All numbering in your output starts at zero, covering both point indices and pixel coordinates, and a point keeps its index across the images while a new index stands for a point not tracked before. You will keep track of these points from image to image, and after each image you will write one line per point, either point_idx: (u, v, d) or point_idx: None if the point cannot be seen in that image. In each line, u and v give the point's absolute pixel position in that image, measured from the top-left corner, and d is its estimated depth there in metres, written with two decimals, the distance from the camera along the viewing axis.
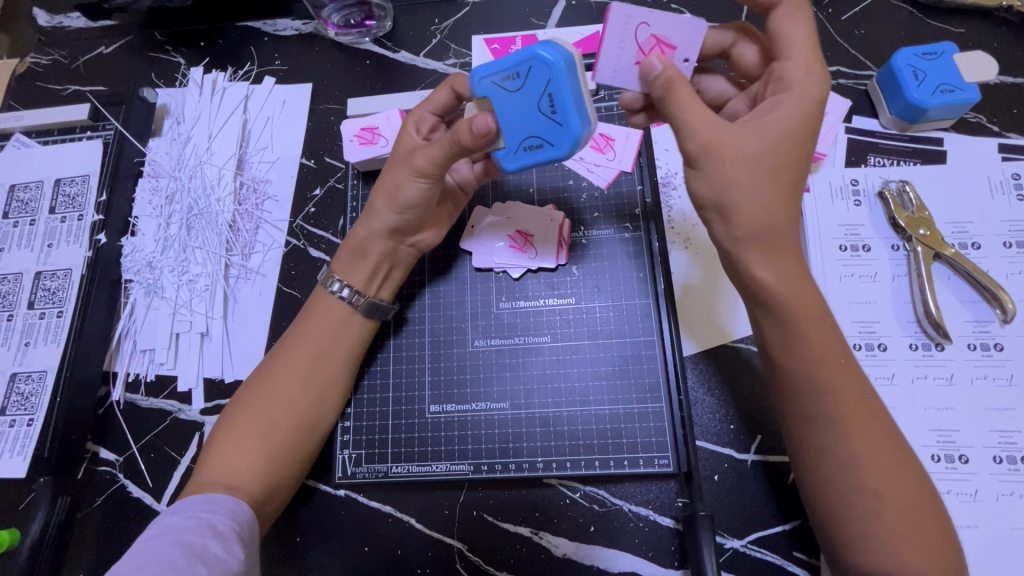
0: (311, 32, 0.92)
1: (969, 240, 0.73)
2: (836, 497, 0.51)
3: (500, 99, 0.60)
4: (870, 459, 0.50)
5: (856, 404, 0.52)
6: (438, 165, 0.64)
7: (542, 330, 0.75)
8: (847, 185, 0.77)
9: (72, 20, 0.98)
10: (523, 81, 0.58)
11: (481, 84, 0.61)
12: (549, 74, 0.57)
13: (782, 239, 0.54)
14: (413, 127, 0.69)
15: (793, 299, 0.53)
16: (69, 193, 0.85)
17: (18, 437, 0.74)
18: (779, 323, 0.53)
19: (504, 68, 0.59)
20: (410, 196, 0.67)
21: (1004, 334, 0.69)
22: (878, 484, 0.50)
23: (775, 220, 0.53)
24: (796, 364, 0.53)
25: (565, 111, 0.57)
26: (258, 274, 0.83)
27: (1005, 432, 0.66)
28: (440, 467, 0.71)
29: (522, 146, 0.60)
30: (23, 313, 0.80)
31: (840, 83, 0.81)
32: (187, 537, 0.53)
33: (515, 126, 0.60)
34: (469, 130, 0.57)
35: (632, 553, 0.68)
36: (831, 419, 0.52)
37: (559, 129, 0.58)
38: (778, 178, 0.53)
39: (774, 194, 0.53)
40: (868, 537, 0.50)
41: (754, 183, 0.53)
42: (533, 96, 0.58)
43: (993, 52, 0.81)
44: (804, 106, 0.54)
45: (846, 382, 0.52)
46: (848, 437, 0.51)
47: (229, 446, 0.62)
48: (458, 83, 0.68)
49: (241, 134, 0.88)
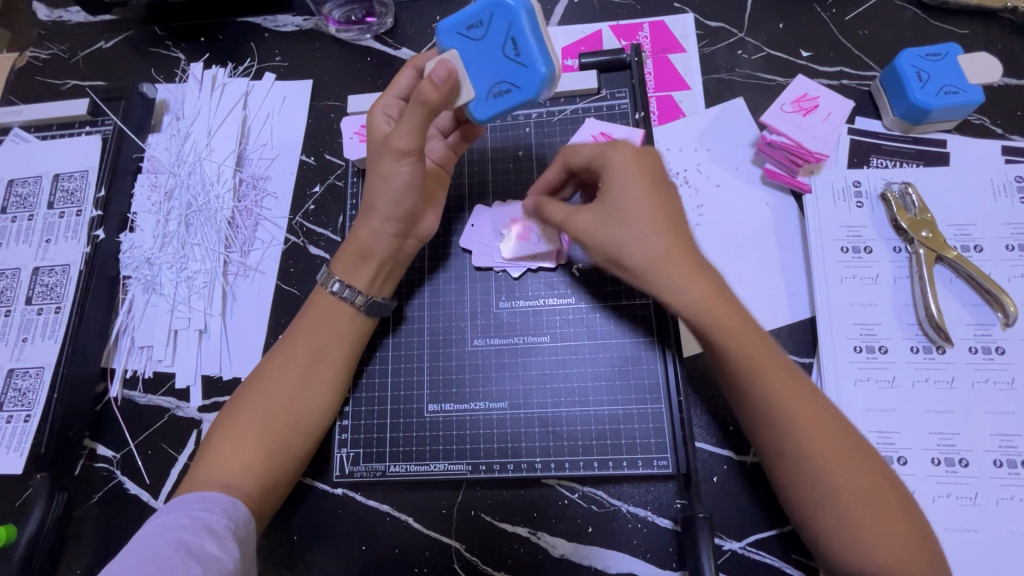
0: (312, 28, 0.92)
1: (971, 243, 0.73)
2: (807, 498, 0.52)
3: (465, 50, 0.60)
4: (827, 457, 0.51)
5: (804, 400, 0.53)
6: (418, 140, 0.63)
7: (542, 330, 0.75)
8: (850, 187, 0.76)
9: (72, 15, 0.98)
10: (486, 29, 0.59)
11: (445, 36, 0.61)
12: (510, 18, 0.58)
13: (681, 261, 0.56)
14: (381, 115, 0.69)
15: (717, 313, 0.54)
16: (68, 188, 0.85)
17: (15, 433, 0.74)
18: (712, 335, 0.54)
19: (466, 18, 0.59)
20: (402, 180, 0.66)
21: (1005, 338, 0.69)
22: (838, 482, 0.51)
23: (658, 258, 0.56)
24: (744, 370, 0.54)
25: (530, 53, 0.58)
26: (257, 271, 0.82)
27: (1005, 435, 0.66)
28: (438, 467, 0.71)
29: (491, 93, 0.60)
30: (21, 309, 0.80)
31: (843, 83, 0.81)
32: (183, 537, 0.52)
33: (482, 74, 0.60)
34: (431, 84, 0.57)
35: (630, 554, 0.67)
36: (783, 420, 0.52)
37: (526, 70, 0.59)
38: (641, 221, 0.57)
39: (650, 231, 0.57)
40: (838, 537, 0.50)
41: (629, 234, 0.57)
42: (497, 41, 0.59)
43: (997, 53, 0.80)
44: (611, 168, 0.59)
45: (788, 382, 0.53)
46: (801, 437, 0.52)
47: (225, 444, 0.62)
48: (421, 61, 0.69)
49: (240, 130, 0.88)
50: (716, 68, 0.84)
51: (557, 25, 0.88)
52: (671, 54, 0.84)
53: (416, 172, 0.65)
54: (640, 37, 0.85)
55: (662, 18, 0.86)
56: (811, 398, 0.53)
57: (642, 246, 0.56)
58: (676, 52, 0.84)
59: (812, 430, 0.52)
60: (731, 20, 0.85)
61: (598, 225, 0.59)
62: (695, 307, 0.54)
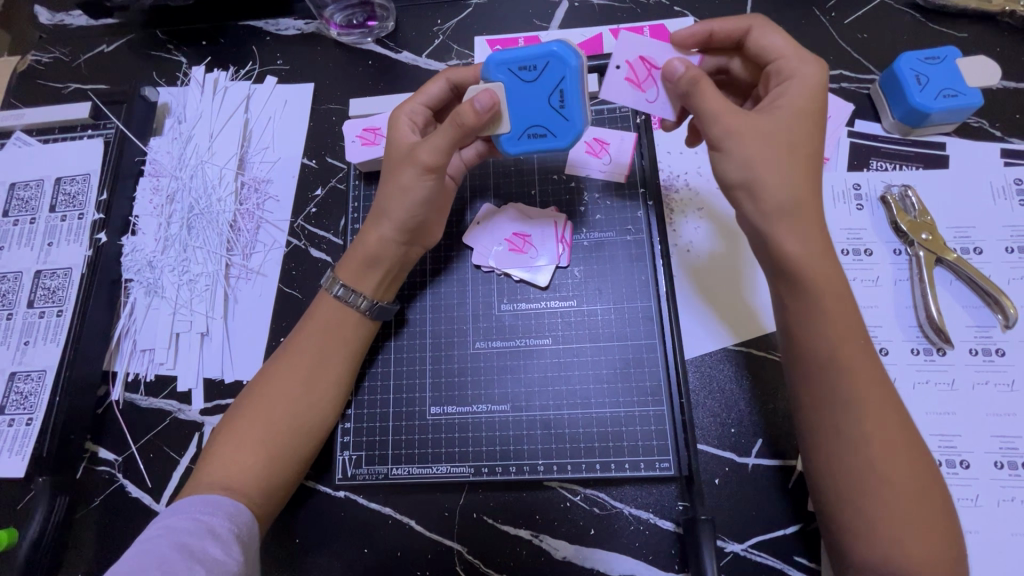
0: (313, 32, 0.92)
1: (971, 246, 0.73)
2: (847, 480, 0.51)
3: (512, 87, 0.62)
4: (885, 445, 0.50)
5: (875, 386, 0.52)
6: (442, 155, 0.63)
7: (543, 333, 0.75)
8: (849, 189, 0.77)
9: (73, 18, 0.98)
10: (539, 74, 0.61)
11: (496, 69, 0.62)
12: (563, 73, 0.61)
13: (816, 208, 0.54)
14: (407, 118, 0.69)
15: (821, 268, 0.53)
16: (69, 192, 0.85)
17: (17, 436, 0.75)
18: (805, 290, 0.53)
19: (522, 58, 0.61)
20: (420, 194, 0.66)
21: (1005, 340, 0.69)
22: (889, 469, 0.50)
23: (798, 190, 0.53)
24: (818, 341, 0.53)
25: (573, 109, 0.61)
26: (258, 274, 0.82)
27: (1006, 437, 0.66)
28: (440, 470, 0.71)
29: (526, 133, 0.63)
30: (22, 312, 0.80)
31: (843, 87, 0.81)
32: (186, 540, 0.52)
33: (522, 115, 0.63)
34: (472, 109, 0.59)
35: (633, 556, 0.67)
36: (848, 399, 0.52)
37: (564, 123, 0.62)
38: (798, 151, 0.54)
39: (793, 171, 0.53)
40: (884, 525, 0.49)
41: (777, 155, 0.53)
42: (545, 89, 0.62)
43: (995, 57, 0.81)
44: (807, 90, 0.55)
45: (864, 364, 0.53)
46: (862, 418, 0.51)
47: (228, 449, 0.62)
48: (453, 74, 0.70)
49: (242, 133, 0.88)
50: None
51: (558, 29, 0.88)
52: None
53: (436, 187, 0.66)
54: (640, 40, 0.85)
55: (663, 21, 0.86)
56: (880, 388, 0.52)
57: (786, 178, 0.53)
58: None
59: (872, 412, 0.51)
60: None
61: (747, 127, 0.54)
62: (808, 254, 0.53)
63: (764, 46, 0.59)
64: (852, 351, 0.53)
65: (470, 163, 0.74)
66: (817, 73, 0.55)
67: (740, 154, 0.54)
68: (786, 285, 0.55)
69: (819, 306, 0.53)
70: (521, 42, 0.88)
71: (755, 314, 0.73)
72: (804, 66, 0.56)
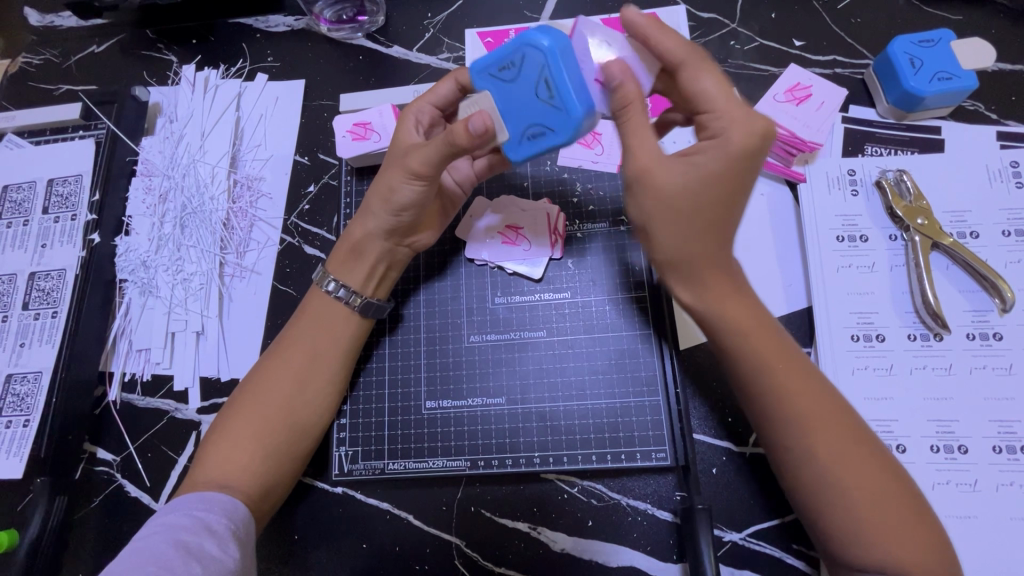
0: (304, 28, 0.92)
1: (967, 230, 0.73)
2: (814, 494, 0.51)
3: (498, 91, 0.59)
4: (841, 460, 0.50)
5: (813, 405, 0.52)
6: (433, 167, 0.63)
7: (538, 325, 0.74)
8: (845, 175, 0.76)
9: (63, 19, 0.98)
10: (519, 70, 0.57)
11: (479, 77, 0.60)
12: (544, 59, 0.55)
13: (716, 262, 0.55)
14: (412, 118, 0.68)
15: (723, 314, 0.55)
16: (62, 193, 0.85)
17: (14, 438, 0.74)
18: (718, 334, 0.55)
19: (501, 59, 0.58)
20: (406, 198, 0.66)
21: (1003, 324, 0.69)
22: (854, 480, 0.50)
23: (697, 252, 0.54)
24: (751, 368, 0.54)
25: (565, 95, 0.55)
26: (253, 272, 0.82)
27: (1004, 421, 0.66)
28: (437, 464, 0.71)
29: (525, 134, 0.58)
30: (17, 314, 0.80)
31: (837, 72, 0.81)
32: (183, 537, 0.52)
33: (515, 116, 0.58)
34: (465, 130, 0.57)
35: (632, 547, 0.67)
36: (794, 420, 0.52)
37: (560, 113, 0.55)
38: (703, 215, 0.53)
39: (696, 226, 0.53)
40: (858, 529, 0.49)
41: (677, 213, 0.53)
42: (530, 84, 0.56)
43: (991, 38, 0.80)
44: (727, 156, 0.52)
45: (802, 386, 0.53)
46: (812, 437, 0.51)
47: (224, 446, 0.62)
48: (461, 76, 0.68)
49: (233, 132, 0.88)
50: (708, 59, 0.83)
51: (549, 20, 0.88)
52: None
53: (425, 192, 0.66)
54: None
55: (654, 10, 0.85)
56: (824, 405, 0.52)
57: (677, 236, 0.54)
58: None
59: (819, 429, 0.51)
60: (724, 11, 0.85)
61: (649, 184, 0.53)
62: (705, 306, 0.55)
63: (697, 94, 0.54)
64: (791, 373, 0.53)
65: (480, 173, 0.75)
66: (738, 142, 0.52)
67: (642, 207, 0.55)
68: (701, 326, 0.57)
69: (735, 344, 0.54)
70: (512, 33, 0.87)
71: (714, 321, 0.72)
72: (729, 127, 0.53)
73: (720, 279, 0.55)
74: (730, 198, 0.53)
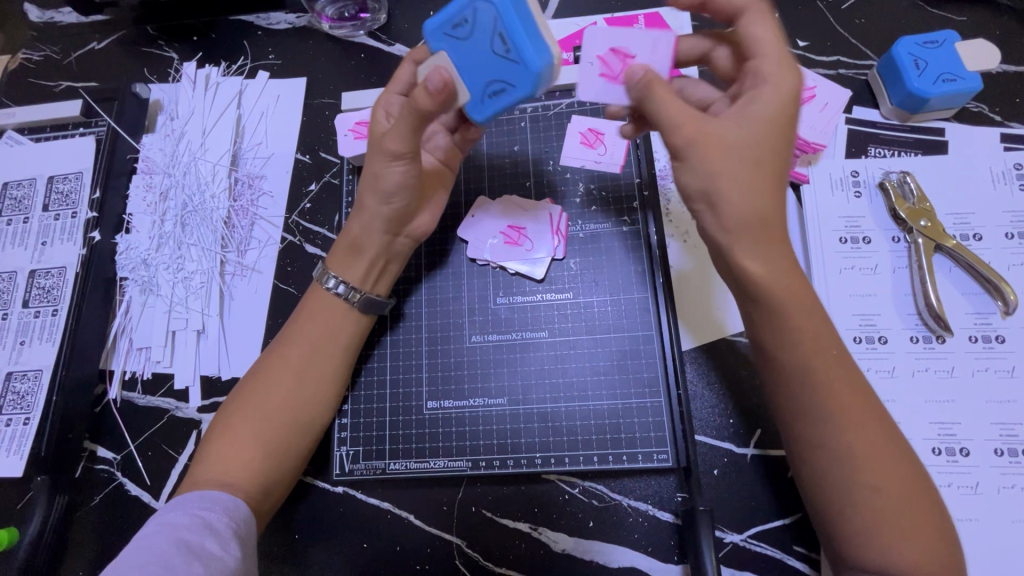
0: (305, 25, 0.91)
1: (970, 232, 0.72)
2: (837, 491, 0.50)
3: (455, 51, 0.59)
4: (868, 456, 0.50)
5: (851, 398, 0.51)
6: (409, 141, 0.62)
7: (540, 326, 0.74)
8: (847, 176, 0.76)
9: (63, 15, 0.97)
10: (472, 27, 0.57)
11: (432, 38, 0.59)
12: (497, 12, 0.55)
13: (776, 225, 0.52)
14: (381, 112, 0.68)
15: (784, 287, 0.52)
16: (62, 190, 0.84)
17: (14, 436, 0.74)
18: (773, 315, 0.52)
19: (452, 16, 0.57)
20: (392, 180, 0.65)
21: (1005, 326, 0.69)
22: (877, 479, 0.49)
23: (764, 208, 0.52)
24: (792, 359, 0.52)
25: (522, 49, 0.55)
26: (254, 271, 0.82)
27: (1006, 424, 0.66)
28: (438, 464, 0.71)
29: (486, 93, 0.59)
30: (18, 312, 0.80)
31: (840, 73, 0.80)
32: (184, 536, 0.52)
33: (475, 74, 0.59)
34: (425, 91, 0.56)
35: (632, 548, 0.67)
36: (831, 410, 0.51)
37: (519, 68, 0.56)
38: (765, 166, 0.53)
39: (757, 184, 0.52)
40: (870, 529, 0.49)
41: (739, 172, 0.52)
42: (485, 39, 0.57)
43: (995, 40, 0.80)
44: (781, 99, 0.53)
45: (842, 373, 0.52)
46: (842, 433, 0.50)
47: (224, 446, 0.61)
48: (417, 55, 0.69)
49: (234, 130, 0.87)
50: None
51: (551, 19, 0.87)
52: None
53: (409, 172, 0.65)
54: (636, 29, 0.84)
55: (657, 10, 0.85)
56: (860, 398, 0.52)
57: (744, 194, 0.51)
58: None
59: (852, 426, 0.50)
60: None
61: (711, 137, 0.53)
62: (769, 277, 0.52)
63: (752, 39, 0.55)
64: (827, 363, 0.52)
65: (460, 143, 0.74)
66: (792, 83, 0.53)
67: (702, 166, 0.53)
68: (750, 301, 0.53)
69: (790, 329, 0.52)
70: None
71: (715, 322, 0.72)
72: (778, 69, 0.54)
73: (780, 248, 0.53)
74: (783, 148, 0.54)
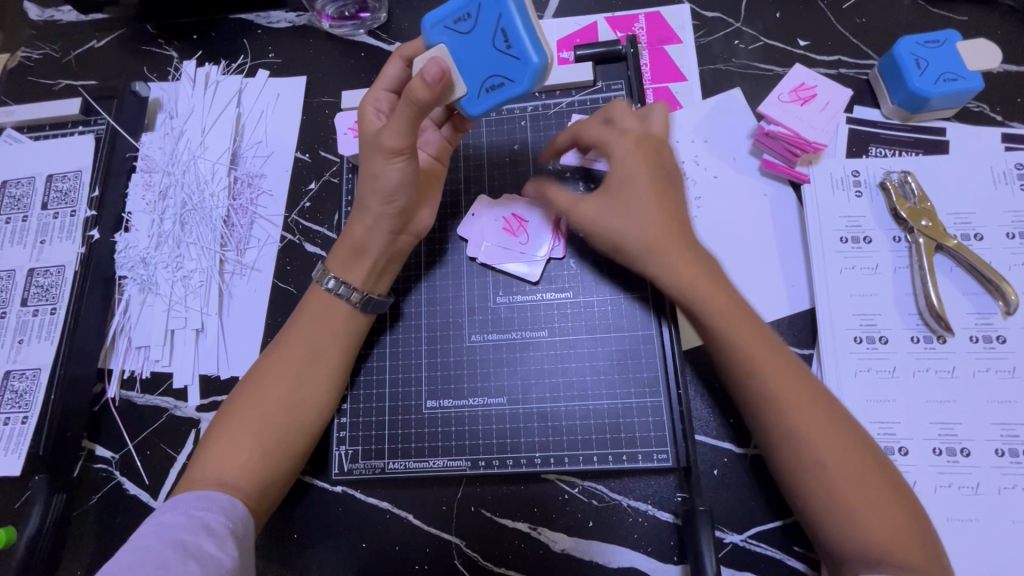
0: (305, 24, 0.91)
1: (971, 232, 0.72)
2: (791, 473, 0.54)
3: (455, 44, 0.59)
4: (814, 437, 0.53)
5: (791, 381, 0.55)
6: (407, 137, 0.62)
7: (540, 325, 0.74)
8: (848, 176, 0.75)
9: (63, 14, 0.97)
10: (475, 21, 0.58)
11: (433, 30, 0.59)
12: (499, 8, 0.57)
13: (673, 243, 0.60)
14: (371, 110, 0.68)
15: (703, 295, 0.58)
16: (61, 188, 0.84)
17: (12, 434, 0.73)
18: (703, 318, 0.58)
19: (455, 10, 0.58)
20: (391, 178, 0.65)
21: (1006, 326, 0.69)
22: (826, 457, 0.52)
23: (649, 234, 0.61)
24: (735, 352, 0.56)
25: (523, 45, 0.57)
26: (253, 270, 0.82)
27: (1007, 424, 0.66)
28: (437, 463, 0.71)
29: (483, 87, 0.59)
30: (16, 311, 0.80)
31: (841, 73, 0.80)
32: (182, 536, 0.52)
33: (473, 67, 0.59)
34: (424, 82, 0.56)
35: (632, 548, 0.67)
36: (770, 395, 0.55)
37: (518, 63, 0.57)
38: (647, 205, 0.61)
39: (643, 220, 0.61)
40: (831, 506, 0.51)
41: (629, 213, 0.62)
42: (487, 33, 0.57)
43: (997, 39, 0.80)
44: (628, 149, 0.63)
45: (779, 361, 0.56)
46: (785, 415, 0.54)
47: (223, 446, 0.61)
48: (405, 50, 0.67)
49: (234, 128, 0.87)
50: (713, 58, 0.83)
51: (552, 18, 0.87)
52: (667, 45, 0.84)
53: (408, 169, 0.65)
54: (636, 28, 0.85)
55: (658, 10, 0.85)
56: (801, 381, 0.55)
57: (636, 233, 0.61)
58: (671, 44, 0.84)
59: (795, 408, 0.54)
60: (728, 10, 0.84)
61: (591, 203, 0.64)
62: (683, 287, 0.59)
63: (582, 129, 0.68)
64: (763, 353, 0.56)
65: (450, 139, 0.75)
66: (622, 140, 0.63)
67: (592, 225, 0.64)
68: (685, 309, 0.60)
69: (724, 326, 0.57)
70: None
71: None
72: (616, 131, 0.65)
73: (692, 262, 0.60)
74: (660, 185, 0.62)
